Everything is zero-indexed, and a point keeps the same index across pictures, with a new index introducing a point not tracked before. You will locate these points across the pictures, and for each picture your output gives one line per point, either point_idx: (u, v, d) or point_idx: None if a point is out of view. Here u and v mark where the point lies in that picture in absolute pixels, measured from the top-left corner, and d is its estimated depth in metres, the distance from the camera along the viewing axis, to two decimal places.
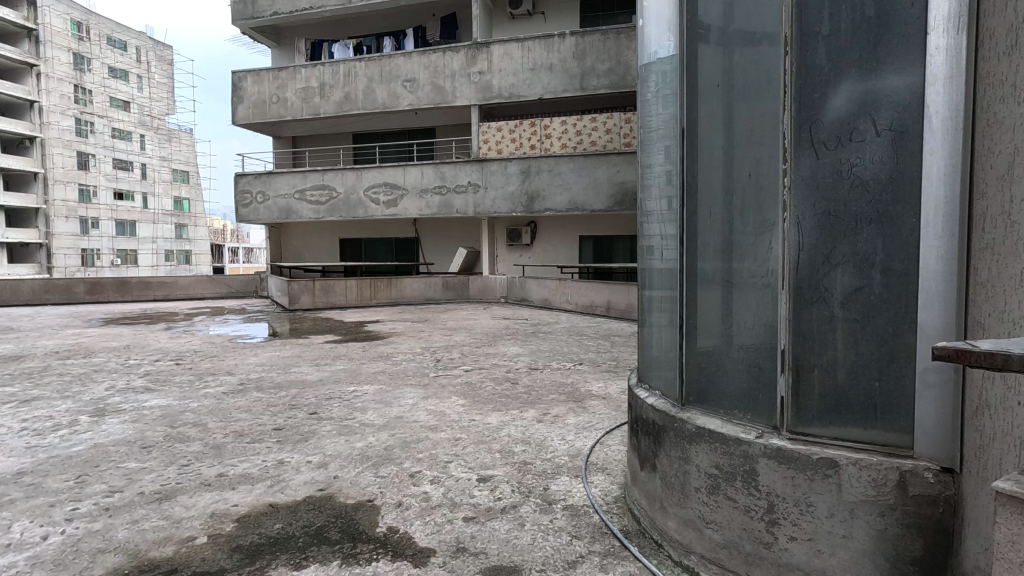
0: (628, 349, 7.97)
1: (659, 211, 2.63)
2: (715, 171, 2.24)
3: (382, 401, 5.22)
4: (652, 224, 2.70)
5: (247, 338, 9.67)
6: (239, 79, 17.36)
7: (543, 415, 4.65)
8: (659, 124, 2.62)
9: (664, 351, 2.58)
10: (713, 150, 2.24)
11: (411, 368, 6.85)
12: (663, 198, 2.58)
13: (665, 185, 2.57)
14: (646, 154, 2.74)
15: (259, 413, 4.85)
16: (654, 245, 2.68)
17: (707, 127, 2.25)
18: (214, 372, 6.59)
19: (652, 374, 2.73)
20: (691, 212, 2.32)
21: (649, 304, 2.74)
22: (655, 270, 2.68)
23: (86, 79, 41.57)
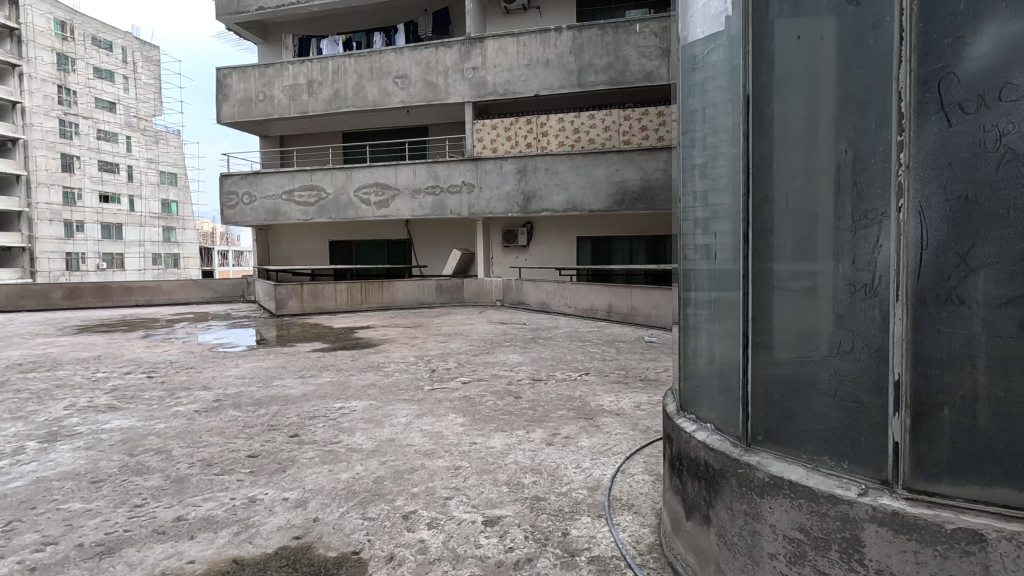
0: (635, 356, 7.49)
1: (705, 203, 2.15)
2: (790, 149, 1.76)
3: (372, 420, 4.69)
4: (694, 220, 2.22)
5: (235, 347, 9.15)
6: (224, 76, 16.74)
7: (553, 436, 4.15)
8: (707, 98, 2.13)
9: (716, 373, 2.10)
10: (788, 123, 1.76)
11: (405, 380, 6.32)
12: (713, 188, 2.10)
13: (714, 172, 2.09)
14: (686, 137, 2.28)
15: (232, 436, 4.30)
16: (698, 245, 2.21)
17: (780, 96, 1.77)
18: (189, 387, 6.02)
19: (696, 402, 2.26)
20: (759, 203, 1.84)
21: (691, 316, 2.27)
22: (700, 276, 2.20)
23: (71, 80, 40.83)
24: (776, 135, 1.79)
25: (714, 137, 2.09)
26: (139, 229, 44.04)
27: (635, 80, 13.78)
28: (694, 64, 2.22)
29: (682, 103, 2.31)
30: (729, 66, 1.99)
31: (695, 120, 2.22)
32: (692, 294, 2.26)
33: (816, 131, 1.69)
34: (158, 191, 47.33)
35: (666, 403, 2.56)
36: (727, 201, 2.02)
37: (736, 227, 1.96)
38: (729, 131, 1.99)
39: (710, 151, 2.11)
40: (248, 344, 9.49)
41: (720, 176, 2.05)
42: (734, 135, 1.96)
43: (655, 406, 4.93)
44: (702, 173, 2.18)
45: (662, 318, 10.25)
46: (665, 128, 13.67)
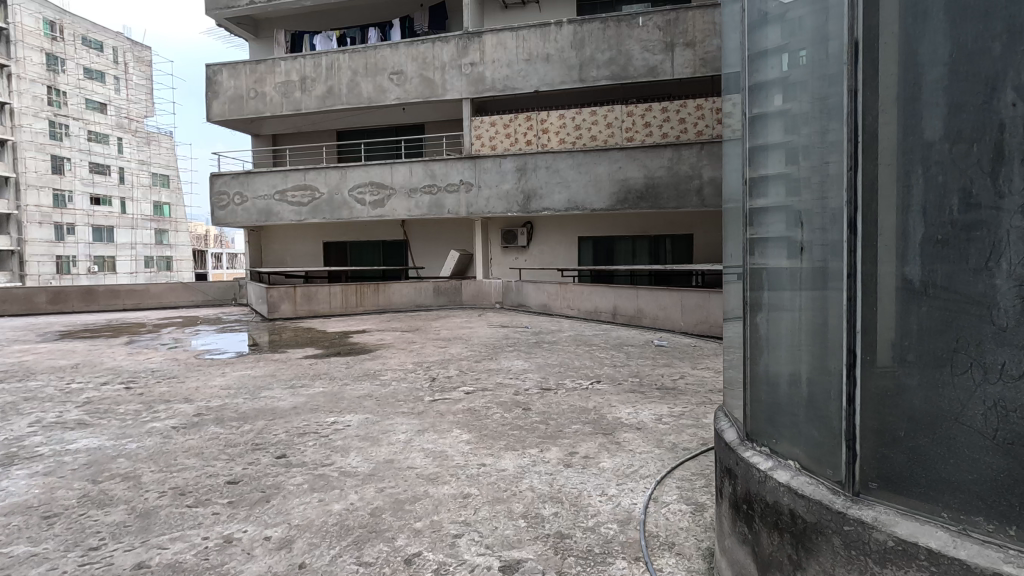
0: (647, 362, 7.05)
1: (788, 190, 1.82)
2: (914, 118, 1.41)
3: (368, 437, 4.24)
4: (772, 211, 1.89)
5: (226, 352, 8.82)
6: (214, 73, 16.28)
7: (570, 457, 3.71)
8: (791, 65, 1.81)
9: (800, 394, 1.72)
10: (915, 83, 1.41)
11: (404, 389, 5.87)
12: (798, 172, 1.78)
13: (798, 154, 1.77)
14: (759, 117, 1.97)
15: (212, 457, 3.85)
16: (778, 241, 1.86)
17: (901, 52, 1.43)
18: (168, 399, 5.55)
19: (767, 433, 1.87)
20: (872, 186, 1.49)
21: (766, 327, 1.91)
22: (779, 278, 1.86)
23: (61, 81, 40.24)
24: (893, 98, 1.45)
25: (793, 114, 1.79)
26: (132, 232, 43.25)
27: (638, 75, 13.39)
28: (766, 33, 1.93)
29: (752, 78, 2.00)
30: (815, 28, 1.69)
31: (772, 96, 1.90)
32: (767, 300, 1.91)
33: (954, 92, 1.34)
34: (150, 193, 46.50)
35: (725, 432, 2.16)
36: (817, 184, 1.68)
37: (833, 220, 1.62)
38: (821, 102, 1.66)
39: (793, 128, 1.80)
40: (237, 351, 9.01)
41: (809, 154, 1.72)
42: (827, 107, 1.64)
43: (679, 420, 4.50)
44: (783, 154, 1.85)
45: (670, 321, 9.83)
46: (669, 124, 13.27)
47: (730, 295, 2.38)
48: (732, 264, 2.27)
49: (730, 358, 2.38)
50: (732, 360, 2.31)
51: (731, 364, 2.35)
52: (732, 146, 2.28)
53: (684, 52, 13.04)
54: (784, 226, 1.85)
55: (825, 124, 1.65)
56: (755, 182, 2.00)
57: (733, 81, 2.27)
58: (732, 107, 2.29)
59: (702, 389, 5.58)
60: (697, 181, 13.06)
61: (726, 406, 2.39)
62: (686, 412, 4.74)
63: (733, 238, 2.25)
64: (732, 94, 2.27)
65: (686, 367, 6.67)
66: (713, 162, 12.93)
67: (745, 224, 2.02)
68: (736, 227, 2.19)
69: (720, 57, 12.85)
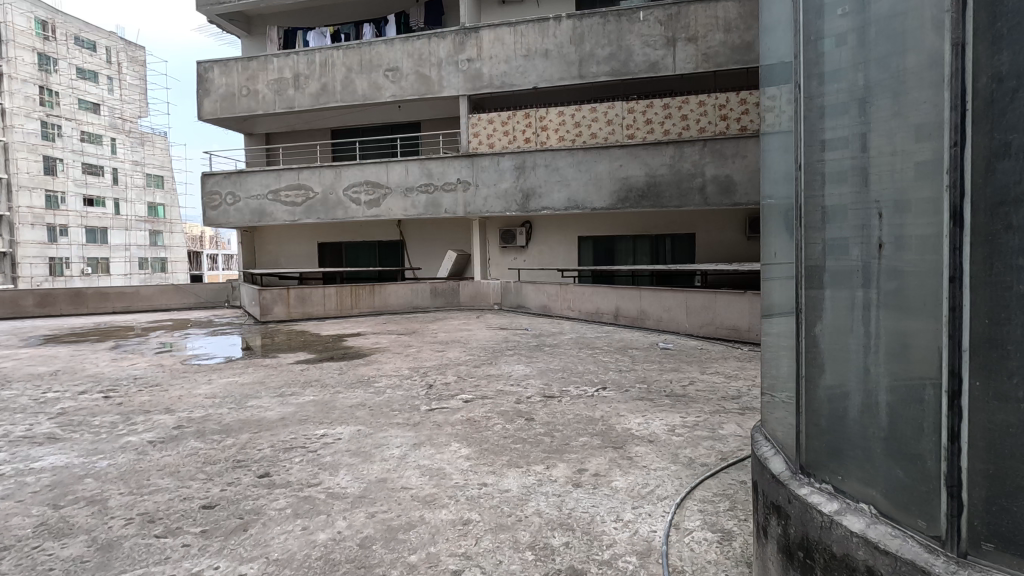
0: (654, 366, 6.75)
1: (857, 183, 1.63)
2: None
3: (359, 453, 3.93)
4: (840, 207, 1.69)
5: (212, 355, 8.72)
6: (205, 70, 15.92)
7: (578, 475, 3.40)
8: (862, 42, 1.61)
9: (883, 419, 1.51)
10: None
11: (399, 398, 5.55)
12: (872, 163, 1.58)
13: (874, 141, 1.57)
14: (816, 104, 1.78)
15: (187, 477, 3.53)
16: (844, 243, 1.67)
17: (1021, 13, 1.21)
18: (147, 410, 5.21)
19: (834, 466, 1.66)
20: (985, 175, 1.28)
21: (831, 341, 1.70)
22: (848, 285, 1.65)
23: (53, 80, 39.75)
24: (1013, 69, 1.23)
25: (868, 95, 1.59)
26: (126, 233, 42.74)
27: (639, 71, 13.10)
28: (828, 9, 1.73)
29: (807, 64, 1.82)
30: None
31: (834, 80, 1.71)
32: (831, 308, 1.71)
33: None
34: (144, 194, 45.99)
35: (772, 465, 1.95)
36: (905, 175, 1.48)
37: (930, 216, 1.41)
38: (909, 80, 1.47)
39: (864, 115, 1.60)
40: (227, 356, 8.68)
41: (891, 141, 1.52)
42: (918, 86, 1.44)
43: (692, 432, 4.20)
44: (853, 141, 1.64)
45: (674, 323, 9.55)
46: (671, 121, 12.99)
47: (768, 300, 2.20)
48: (776, 266, 2.08)
49: (766, 368, 2.19)
50: (773, 376, 2.10)
51: (768, 375, 2.17)
52: (779, 139, 2.08)
53: (686, 47, 12.75)
54: (854, 224, 1.64)
55: (916, 105, 1.45)
56: (809, 175, 1.81)
57: (779, 72, 2.09)
58: (776, 100, 2.11)
59: (715, 397, 5.28)
60: (699, 179, 12.79)
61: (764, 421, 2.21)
62: (699, 422, 4.45)
63: (778, 238, 2.06)
64: (776, 85, 2.09)
65: (694, 372, 6.38)
66: (716, 160, 12.65)
67: (803, 223, 1.82)
68: (786, 227, 2.00)
69: (722, 52, 12.56)
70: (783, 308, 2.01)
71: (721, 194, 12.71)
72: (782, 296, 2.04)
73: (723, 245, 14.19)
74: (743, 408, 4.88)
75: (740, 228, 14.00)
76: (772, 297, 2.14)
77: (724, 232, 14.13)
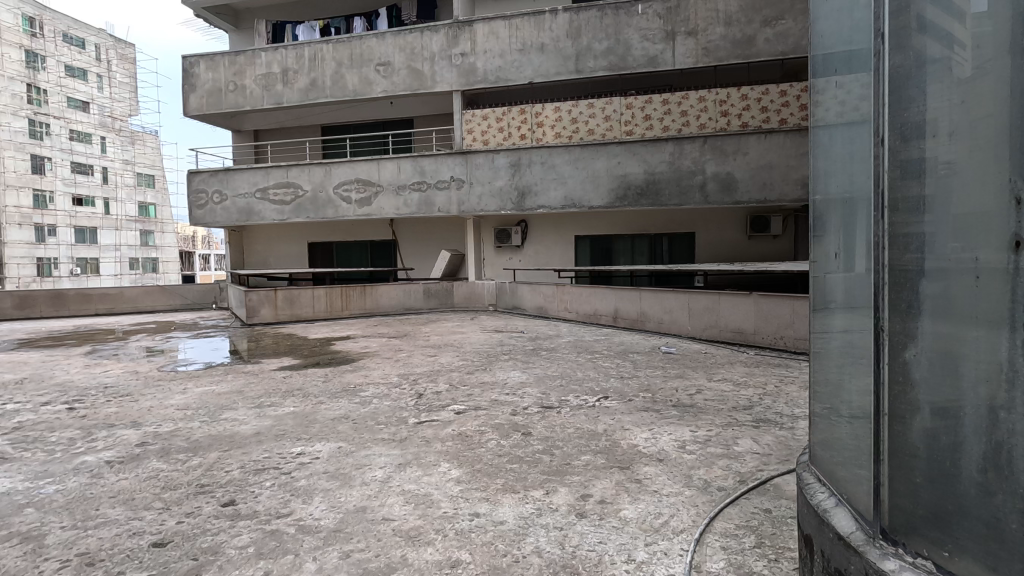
0: (657, 373, 6.38)
1: (978, 166, 1.39)
2: None
3: (338, 475, 3.53)
4: (934, 205, 1.49)
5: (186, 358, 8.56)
6: (191, 64, 15.46)
7: (581, 503, 3.03)
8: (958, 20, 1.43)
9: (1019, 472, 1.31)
10: None
11: (386, 409, 5.15)
12: (983, 155, 1.39)
13: (996, 116, 1.35)
14: (911, 77, 1.54)
15: (140, 507, 3.12)
16: (942, 249, 1.47)
17: None
18: (110, 424, 4.80)
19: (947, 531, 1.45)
20: None
21: (932, 366, 1.50)
22: (954, 299, 1.45)
23: (41, 78, 38.94)
24: None
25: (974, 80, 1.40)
26: (115, 233, 42.11)
27: (637, 65, 12.75)
28: None
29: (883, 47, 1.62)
30: None
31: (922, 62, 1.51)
32: (935, 312, 1.49)
33: None
34: (134, 193, 45.39)
35: (843, 526, 1.74)
36: None
37: None
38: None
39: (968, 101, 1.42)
40: (208, 361, 8.25)
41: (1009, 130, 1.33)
42: None
43: (704, 448, 3.83)
44: (952, 131, 1.45)
45: (676, 326, 9.20)
46: (670, 117, 12.65)
47: (824, 302, 1.99)
48: (838, 265, 1.88)
49: (823, 379, 1.98)
50: (834, 410, 1.90)
51: (826, 387, 1.96)
52: (838, 131, 1.89)
53: (685, 41, 12.42)
54: (959, 224, 1.44)
55: None
56: (895, 161, 1.59)
57: (834, 61, 1.90)
58: (838, 85, 1.89)
59: (725, 407, 4.92)
60: (700, 177, 12.48)
61: (825, 444, 2.00)
62: (711, 437, 4.09)
63: (845, 235, 1.85)
64: (835, 73, 1.90)
65: (700, 379, 6.01)
66: (716, 157, 12.34)
67: (885, 224, 1.62)
68: (852, 227, 1.81)
69: (723, 46, 12.23)
70: (853, 312, 1.80)
71: (722, 192, 12.39)
72: (848, 298, 1.83)
73: (723, 244, 13.91)
74: (756, 420, 4.51)
75: (740, 227, 13.73)
76: (831, 298, 1.93)
77: (724, 231, 13.85)
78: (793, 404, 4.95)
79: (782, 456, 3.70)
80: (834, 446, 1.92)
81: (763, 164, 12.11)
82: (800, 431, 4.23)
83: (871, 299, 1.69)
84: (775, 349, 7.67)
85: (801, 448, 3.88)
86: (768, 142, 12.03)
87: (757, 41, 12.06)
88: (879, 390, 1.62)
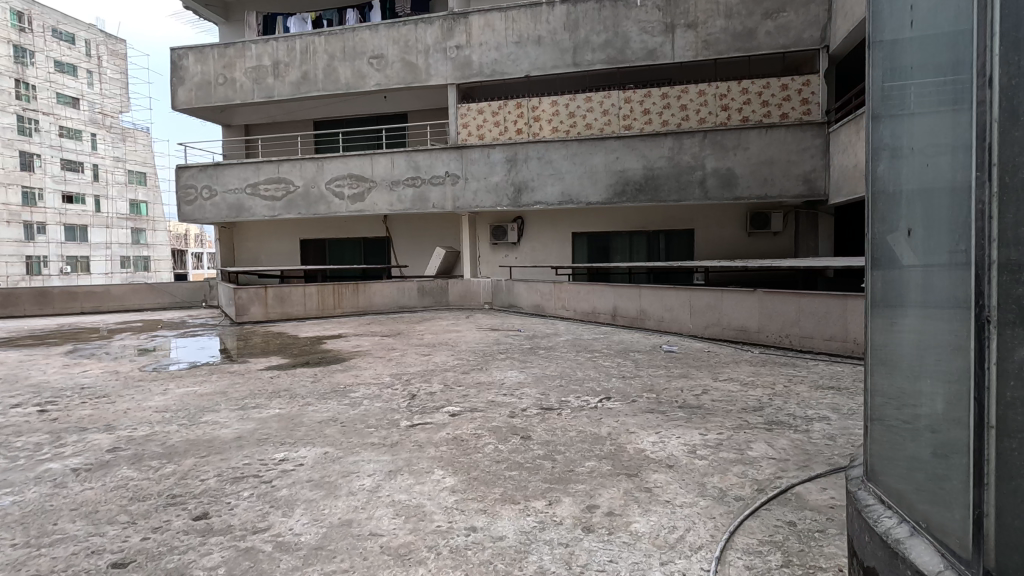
0: (660, 372, 6.14)
1: None
2: None
3: (323, 484, 3.27)
4: None
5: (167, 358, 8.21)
6: (179, 57, 15.10)
7: (587, 515, 2.77)
8: None
9: None
10: None
11: (376, 411, 4.87)
12: None
13: None
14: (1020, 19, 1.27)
15: (104, 521, 2.84)
16: None
17: None
18: (81, 428, 4.50)
19: None
20: None
21: None
22: None
23: (29, 74, 38.06)
24: None
25: None
26: (106, 231, 41.42)
27: (636, 59, 12.51)
28: None
29: None
30: None
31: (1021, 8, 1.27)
32: None
33: None
34: (125, 191, 44.76)
35: (917, 554, 1.50)
36: None
37: None
38: None
39: None
40: (193, 361, 7.93)
41: None
42: None
43: (716, 454, 3.59)
44: None
45: (677, 324, 8.97)
46: (670, 111, 12.39)
47: (892, 299, 1.74)
48: (914, 254, 1.64)
49: (893, 388, 1.73)
50: (909, 420, 1.65)
51: (895, 395, 1.72)
52: (911, 100, 1.65)
53: (685, 34, 12.18)
54: None
55: None
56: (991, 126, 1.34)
57: (906, 24, 1.68)
58: (913, 47, 1.64)
59: (734, 408, 4.67)
60: (699, 172, 12.25)
61: (889, 464, 1.74)
62: (723, 440, 3.84)
63: (920, 219, 1.62)
64: (908, 37, 1.67)
65: (706, 379, 5.77)
66: (716, 152, 12.13)
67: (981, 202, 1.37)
68: (930, 209, 1.57)
69: (723, 39, 12.00)
70: (939, 309, 1.54)
71: (721, 188, 12.19)
72: (928, 291, 1.59)
73: (722, 241, 13.71)
74: (769, 423, 4.27)
75: (739, 223, 13.54)
76: (904, 293, 1.69)
77: (723, 228, 13.65)
78: (805, 406, 4.71)
79: (800, 461, 3.46)
80: (906, 467, 1.66)
81: (764, 159, 11.90)
82: (815, 434, 4.00)
83: (963, 291, 1.44)
84: (780, 348, 7.45)
85: (819, 452, 3.64)
86: (769, 137, 11.82)
87: (758, 34, 11.83)
88: (981, 400, 1.36)
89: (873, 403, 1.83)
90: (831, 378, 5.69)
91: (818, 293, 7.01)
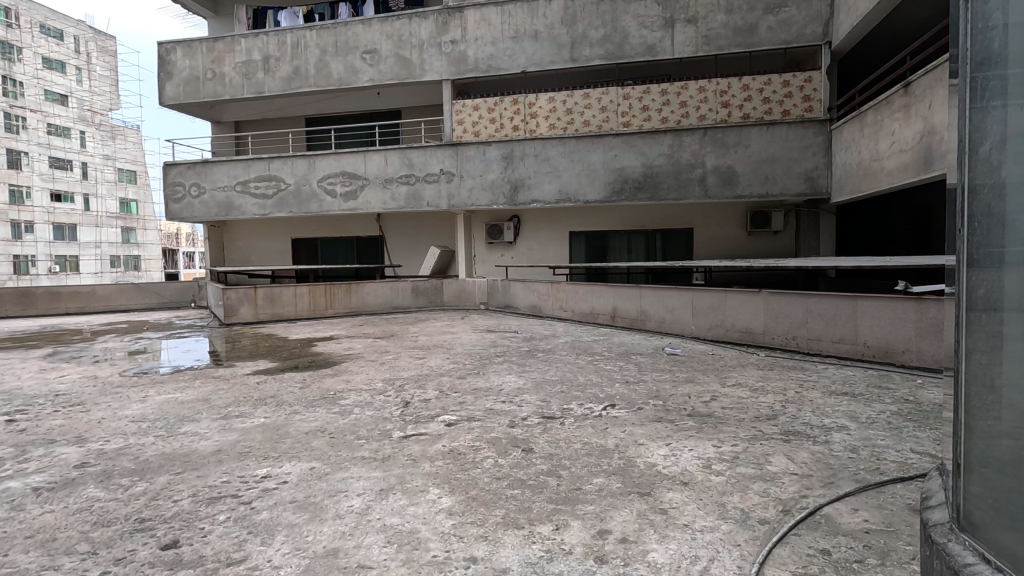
0: (664, 377, 5.88)
1: None
2: None
3: (307, 505, 2.98)
4: None
5: (149, 362, 7.85)
6: (167, 51, 14.72)
7: (599, 543, 2.51)
8: None
9: None
10: None
11: (367, 421, 4.58)
12: None
13: None
14: None
15: (59, 552, 2.55)
16: None
17: None
18: (49, 440, 4.19)
19: None
20: None
21: None
22: None
23: (17, 70, 37.08)
24: None
25: None
26: (95, 230, 40.65)
27: (635, 54, 12.27)
28: None
29: None
30: None
31: None
32: None
33: None
34: (114, 190, 44.03)
35: None
36: None
37: None
38: None
39: None
40: (176, 365, 7.59)
41: None
42: None
43: (734, 470, 3.34)
44: None
45: (678, 326, 8.73)
46: (669, 108, 12.16)
47: (997, 305, 1.52)
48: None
49: (1001, 409, 1.50)
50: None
51: (1006, 417, 1.48)
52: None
53: (685, 29, 11.94)
54: None
55: None
56: None
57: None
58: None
59: (747, 417, 4.42)
60: (699, 170, 12.02)
61: (989, 513, 1.51)
62: (738, 454, 3.60)
63: None
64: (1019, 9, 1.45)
65: (714, 384, 5.51)
66: (717, 150, 11.91)
67: None
68: None
69: (724, 35, 11.79)
70: None
71: (722, 186, 11.97)
72: None
73: (722, 241, 13.51)
74: (785, 433, 4.02)
75: (739, 223, 13.35)
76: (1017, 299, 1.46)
77: (723, 227, 13.45)
78: (821, 414, 4.46)
79: (825, 478, 3.20)
80: (1014, 518, 1.43)
81: (765, 157, 11.70)
82: (836, 446, 3.75)
83: None
84: (786, 351, 7.22)
85: (843, 467, 3.38)
86: (770, 135, 11.61)
87: (759, 29, 11.62)
88: None
89: (969, 427, 1.60)
90: (843, 383, 5.45)
91: (825, 293, 6.78)
